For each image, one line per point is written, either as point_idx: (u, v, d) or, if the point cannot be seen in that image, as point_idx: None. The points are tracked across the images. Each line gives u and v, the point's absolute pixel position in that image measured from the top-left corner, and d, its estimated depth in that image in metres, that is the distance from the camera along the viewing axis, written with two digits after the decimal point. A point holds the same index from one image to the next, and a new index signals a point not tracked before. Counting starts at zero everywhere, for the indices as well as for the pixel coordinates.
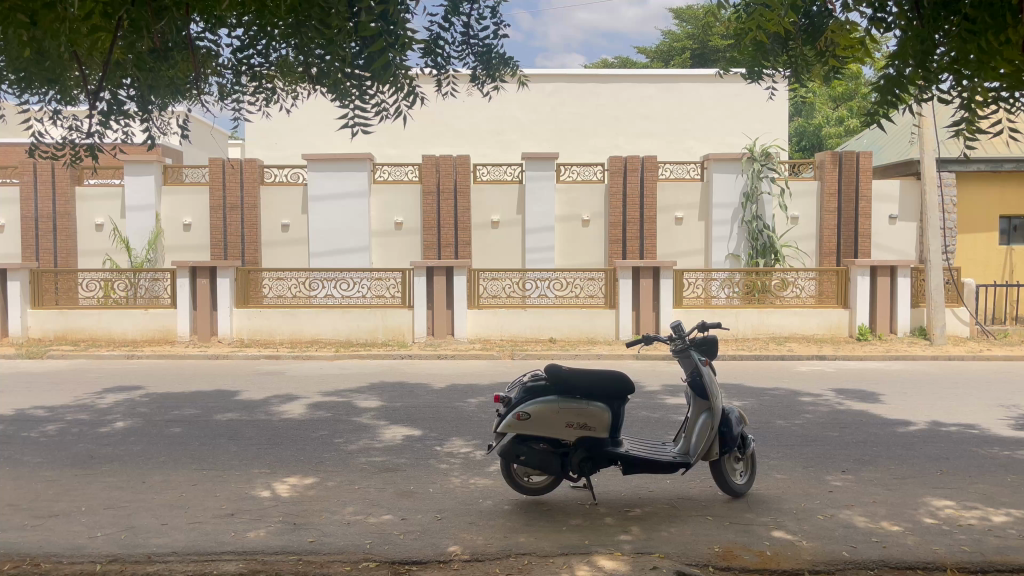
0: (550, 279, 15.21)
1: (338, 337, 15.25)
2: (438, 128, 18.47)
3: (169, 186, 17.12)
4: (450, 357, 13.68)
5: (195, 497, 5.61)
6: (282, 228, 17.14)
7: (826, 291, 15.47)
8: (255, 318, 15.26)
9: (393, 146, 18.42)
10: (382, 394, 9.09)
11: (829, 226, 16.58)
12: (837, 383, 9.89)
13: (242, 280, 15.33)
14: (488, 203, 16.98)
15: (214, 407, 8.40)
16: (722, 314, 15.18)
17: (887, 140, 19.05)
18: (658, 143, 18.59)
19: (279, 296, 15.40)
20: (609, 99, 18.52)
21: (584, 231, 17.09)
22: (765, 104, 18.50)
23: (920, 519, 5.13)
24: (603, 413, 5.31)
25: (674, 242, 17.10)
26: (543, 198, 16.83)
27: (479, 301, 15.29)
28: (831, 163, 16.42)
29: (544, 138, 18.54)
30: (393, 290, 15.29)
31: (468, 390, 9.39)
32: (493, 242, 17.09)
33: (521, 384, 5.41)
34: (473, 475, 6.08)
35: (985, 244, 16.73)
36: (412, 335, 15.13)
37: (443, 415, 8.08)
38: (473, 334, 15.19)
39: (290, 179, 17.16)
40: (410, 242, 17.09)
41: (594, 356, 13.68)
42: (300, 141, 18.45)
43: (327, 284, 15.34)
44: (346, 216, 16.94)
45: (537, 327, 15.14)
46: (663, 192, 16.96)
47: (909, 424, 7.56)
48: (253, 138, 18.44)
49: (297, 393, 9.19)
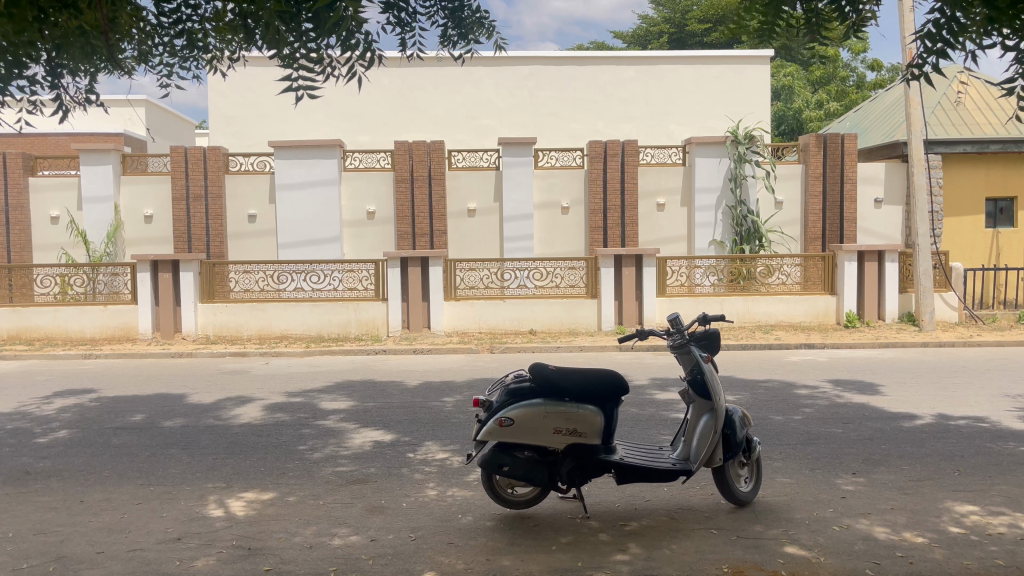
0: (529, 269, 14.68)
1: (309, 332, 14.58)
2: (412, 112, 17.76)
3: (128, 176, 16.31)
4: (426, 351, 13.09)
5: (138, 520, 4.99)
6: (249, 219, 16.46)
7: (811, 276, 15.09)
8: (221, 314, 14.60)
9: (365, 132, 17.70)
10: (352, 394, 8.49)
11: (814, 210, 16.14)
12: (833, 374, 9.42)
13: (207, 273, 14.70)
14: (463, 190, 16.37)
15: (169, 413, 7.74)
16: (706, 302, 14.75)
17: (871, 122, 18.58)
18: (638, 127, 18.03)
19: (248, 289, 14.77)
20: (588, 82, 17.93)
21: (564, 218, 16.54)
22: (746, 86, 18.06)
23: (945, 529, 4.65)
24: (594, 417, 4.78)
25: (656, 229, 16.60)
26: (522, 184, 16.23)
27: (456, 293, 14.71)
28: (816, 146, 16.02)
29: (521, 124, 17.94)
30: (366, 282, 14.69)
31: (444, 388, 8.83)
32: (470, 231, 16.50)
33: (504, 386, 4.86)
34: (451, 486, 5.52)
35: (971, 227, 16.37)
36: (386, 328, 14.52)
37: (418, 416, 7.50)
38: (450, 327, 14.60)
39: (257, 167, 16.48)
40: (383, 232, 16.46)
41: (576, 348, 13.17)
42: (267, 127, 17.63)
43: (297, 276, 14.71)
44: (316, 206, 16.24)
45: (517, 319, 14.59)
46: (645, 178, 16.43)
47: (915, 418, 7.11)
48: (217, 124, 17.62)
49: (259, 394, 8.57)
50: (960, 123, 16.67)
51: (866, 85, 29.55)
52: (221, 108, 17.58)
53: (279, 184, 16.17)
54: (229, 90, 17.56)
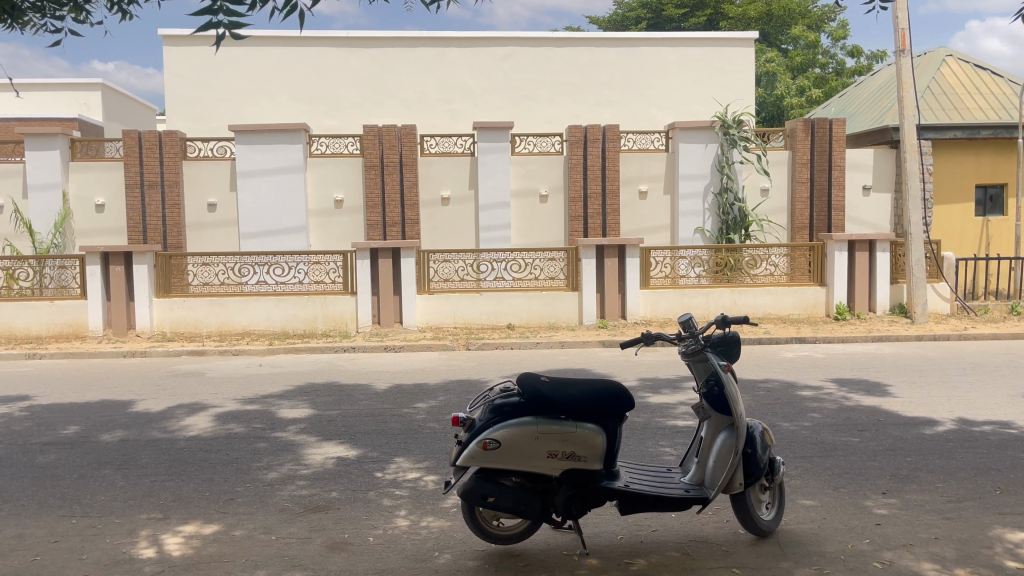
0: (507, 260, 13.93)
1: (272, 327, 13.72)
2: (382, 95, 16.88)
3: (77, 162, 15.24)
4: (398, 348, 12.30)
5: (50, 564, 4.17)
6: (209, 208, 15.52)
7: (799, 267, 14.50)
8: (178, 308, 13.69)
9: (332, 116, 16.81)
10: (314, 400, 7.68)
11: (802, 197, 15.60)
12: (835, 373, 8.79)
13: (163, 266, 13.76)
14: (437, 177, 15.55)
15: (108, 424, 6.89)
16: (691, 294, 14.13)
17: (858, 107, 18.05)
18: (619, 112, 17.32)
19: (207, 283, 13.89)
20: (566, 65, 17.17)
21: (542, 207, 15.79)
22: (730, 69, 17.40)
23: (1002, 563, 3.99)
24: (594, 437, 4.05)
25: (638, 218, 15.92)
26: (498, 171, 15.46)
27: (429, 286, 13.90)
28: (803, 131, 15.47)
29: (496, 108, 17.15)
30: (334, 275, 13.85)
31: (416, 392, 8.04)
32: (444, 221, 15.69)
33: (487, 402, 4.13)
34: (425, 515, 4.76)
35: (961, 215, 15.91)
36: (354, 323, 13.71)
37: (388, 426, 6.72)
38: (424, 322, 13.80)
39: (217, 153, 15.57)
40: (352, 221, 15.60)
41: (557, 343, 12.43)
42: (227, 111, 16.66)
43: (259, 269, 13.85)
44: (280, 194, 15.34)
45: (493, 312, 13.83)
46: (627, 164, 15.72)
47: (936, 424, 6.48)
48: (174, 108, 16.58)
49: (211, 401, 7.72)
50: (950, 108, 16.19)
51: (845, 72, 29.20)
52: (178, 90, 16.54)
53: (241, 171, 15.25)
54: (186, 72, 16.53)
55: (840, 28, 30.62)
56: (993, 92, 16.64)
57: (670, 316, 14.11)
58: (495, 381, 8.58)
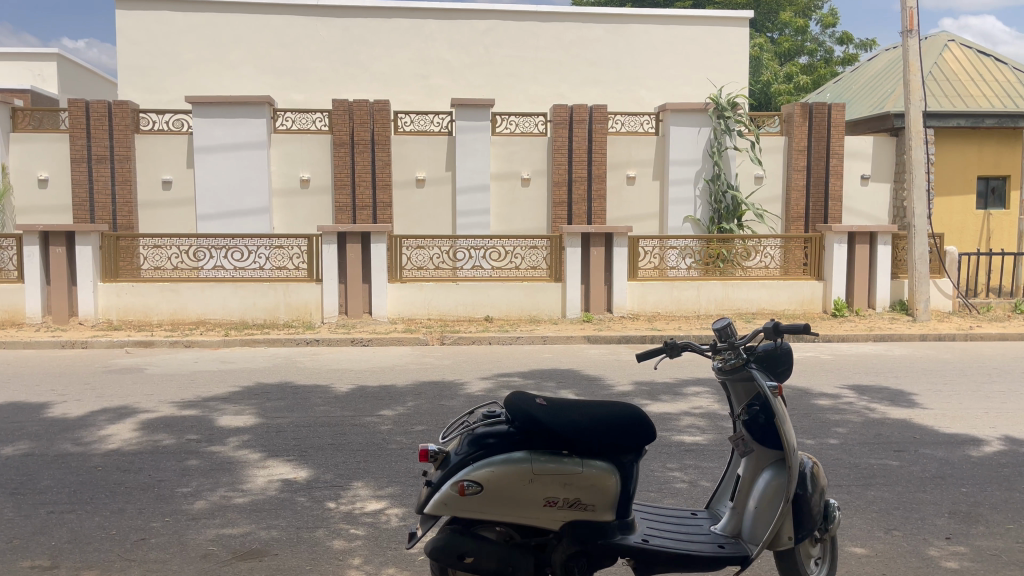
0: (485, 247, 12.94)
1: (229, 316, 12.62)
2: (353, 69, 15.76)
3: (17, 133, 13.97)
4: (366, 342, 11.27)
5: None
6: (163, 186, 14.33)
7: (793, 260, 13.64)
8: (126, 295, 12.54)
9: (299, 89, 15.66)
10: (262, 406, 6.65)
11: (798, 186, 14.78)
12: (851, 378, 7.91)
13: (110, 248, 12.61)
14: (411, 157, 14.46)
15: (14, 434, 5.82)
16: (680, 286, 13.23)
17: (855, 92, 17.25)
18: (606, 92, 16.35)
19: (158, 267, 12.75)
20: (551, 41, 16.16)
21: (524, 191, 14.79)
22: (724, 50, 16.49)
23: None
24: (606, 479, 3.11)
25: (624, 205, 14.96)
26: (477, 152, 14.44)
27: (401, 274, 12.85)
28: (801, 116, 14.67)
29: (476, 85, 16.11)
30: (298, 260, 12.77)
31: (381, 397, 7.03)
32: (418, 204, 14.63)
33: (468, 431, 3.17)
34: (384, 566, 3.78)
35: (962, 208, 15.17)
36: (319, 314, 12.65)
37: (347, 440, 5.72)
38: (395, 313, 12.78)
39: (173, 127, 14.39)
40: (319, 203, 14.50)
41: (538, 339, 11.44)
42: (186, 82, 15.44)
43: (216, 252, 12.76)
44: (241, 172, 14.19)
45: (469, 304, 12.84)
46: (614, 147, 14.77)
47: (982, 443, 5.62)
48: (128, 77, 15.34)
49: (142, 405, 6.66)
50: (953, 95, 15.42)
51: (834, 61, 28.48)
52: (133, 59, 15.30)
53: (199, 146, 14.07)
54: (142, 38, 15.29)
55: (829, 14, 29.88)
56: (997, 79, 15.90)
57: (658, 309, 13.22)
58: (471, 383, 7.60)
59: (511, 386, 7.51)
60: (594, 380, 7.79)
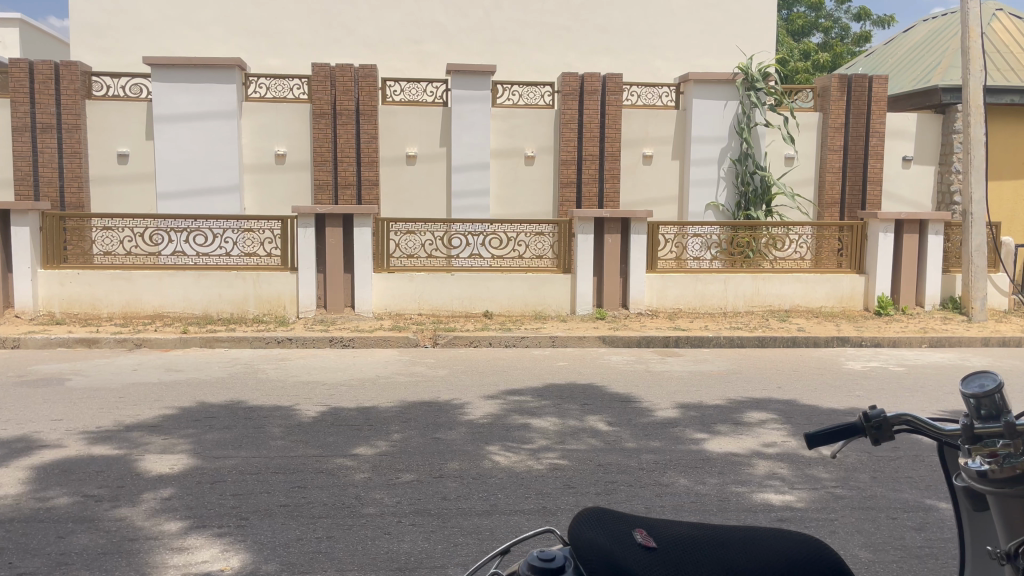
0: (485, 233, 11.35)
1: (190, 309, 10.96)
2: (336, 32, 14.07)
3: None
4: (347, 342, 9.67)
5: None
6: (119, 159, 12.63)
7: (830, 250, 12.07)
8: (71, 284, 10.86)
9: (275, 54, 13.96)
10: (201, 444, 5.05)
11: (834, 168, 13.25)
12: (943, 400, 6.35)
13: (53, 229, 10.94)
14: (401, 130, 12.81)
15: None
16: (705, 279, 11.67)
17: (891, 66, 15.71)
18: (618, 61, 14.70)
19: (110, 252, 11.07)
20: (558, 3, 14.51)
21: (527, 170, 13.16)
22: (750, 17, 14.85)
23: None
24: None
25: (639, 187, 13.38)
26: (474, 125, 12.81)
27: (388, 264, 11.26)
28: (839, 89, 13.08)
29: (473, 52, 14.45)
30: (271, 246, 11.13)
31: (357, 426, 5.42)
32: (409, 183, 12.99)
33: None
34: None
35: (1013, 194, 13.65)
36: (294, 307, 11.03)
37: (309, 500, 4.12)
38: (381, 308, 11.19)
39: (131, 93, 12.68)
40: (296, 180, 12.85)
41: (547, 340, 9.85)
42: (148, 44, 13.73)
43: (177, 235, 11.10)
44: (207, 145, 12.49)
45: (465, 297, 11.24)
46: (629, 122, 13.17)
47: None
48: (82, 37, 13.61)
49: (42, 441, 5.06)
50: (1005, 68, 13.86)
51: (850, 38, 26.83)
52: (87, 17, 13.56)
53: (160, 114, 12.36)
54: None
55: None
56: None
57: (680, 306, 11.66)
58: (472, 406, 6.01)
59: (523, 409, 5.91)
60: (626, 401, 6.21)
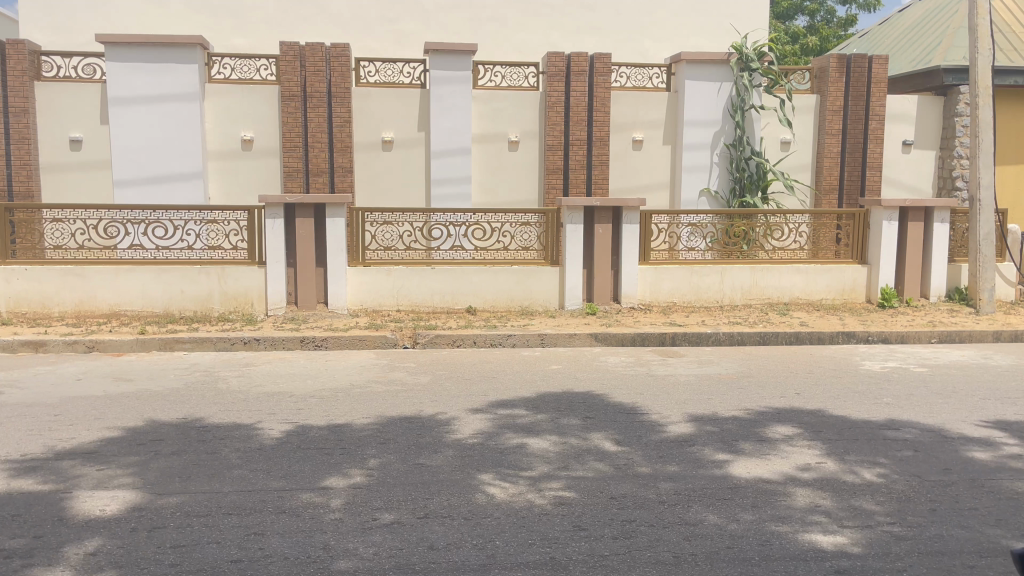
0: (467, 223, 10.61)
1: (148, 307, 10.13)
2: (306, 9, 13.21)
3: None
4: (319, 342, 8.92)
5: None
6: (72, 145, 11.72)
7: (831, 239, 11.47)
8: (17, 281, 9.98)
9: (241, 34, 13.09)
10: (143, 475, 4.30)
11: (832, 153, 12.65)
12: (981, 407, 5.73)
13: None
14: (376, 113, 12.01)
15: None
16: (700, 270, 11.02)
17: (888, 48, 15.13)
18: (606, 41, 13.97)
19: (61, 246, 10.20)
20: None
21: (511, 156, 12.41)
22: None
23: None
24: None
25: (630, 173, 12.70)
26: (455, 108, 12.04)
27: (364, 257, 10.48)
28: (837, 70, 12.47)
29: (452, 30, 13.64)
30: (237, 239, 10.31)
31: (327, 450, 4.68)
32: (385, 170, 12.20)
33: None
34: None
35: (1016, 179, 13.12)
36: (263, 304, 10.24)
37: (268, 552, 3.39)
38: (356, 304, 10.43)
39: (84, 74, 11.76)
40: (264, 167, 12.01)
41: (535, 339, 9.16)
42: (104, 22, 12.80)
43: (133, 227, 10.24)
44: (166, 129, 11.59)
45: (447, 292, 10.52)
46: (619, 105, 12.47)
47: None
48: (32, 15, 12.65)
49: None
50: (1008, 48, 13.30)
51: (836, 23, 26.16)
52: None
53: (115, 96, 11.45)
54: None
55: None
56: None
57: (674, 299, 11.01)
58: (460, 422, 5.29)
59: (518, 426, 5.20)
60: (632, 413, 5.54)
